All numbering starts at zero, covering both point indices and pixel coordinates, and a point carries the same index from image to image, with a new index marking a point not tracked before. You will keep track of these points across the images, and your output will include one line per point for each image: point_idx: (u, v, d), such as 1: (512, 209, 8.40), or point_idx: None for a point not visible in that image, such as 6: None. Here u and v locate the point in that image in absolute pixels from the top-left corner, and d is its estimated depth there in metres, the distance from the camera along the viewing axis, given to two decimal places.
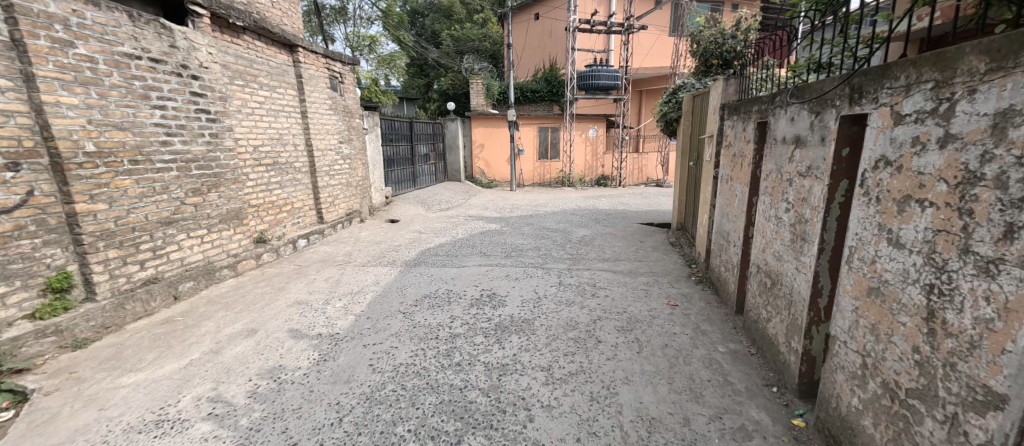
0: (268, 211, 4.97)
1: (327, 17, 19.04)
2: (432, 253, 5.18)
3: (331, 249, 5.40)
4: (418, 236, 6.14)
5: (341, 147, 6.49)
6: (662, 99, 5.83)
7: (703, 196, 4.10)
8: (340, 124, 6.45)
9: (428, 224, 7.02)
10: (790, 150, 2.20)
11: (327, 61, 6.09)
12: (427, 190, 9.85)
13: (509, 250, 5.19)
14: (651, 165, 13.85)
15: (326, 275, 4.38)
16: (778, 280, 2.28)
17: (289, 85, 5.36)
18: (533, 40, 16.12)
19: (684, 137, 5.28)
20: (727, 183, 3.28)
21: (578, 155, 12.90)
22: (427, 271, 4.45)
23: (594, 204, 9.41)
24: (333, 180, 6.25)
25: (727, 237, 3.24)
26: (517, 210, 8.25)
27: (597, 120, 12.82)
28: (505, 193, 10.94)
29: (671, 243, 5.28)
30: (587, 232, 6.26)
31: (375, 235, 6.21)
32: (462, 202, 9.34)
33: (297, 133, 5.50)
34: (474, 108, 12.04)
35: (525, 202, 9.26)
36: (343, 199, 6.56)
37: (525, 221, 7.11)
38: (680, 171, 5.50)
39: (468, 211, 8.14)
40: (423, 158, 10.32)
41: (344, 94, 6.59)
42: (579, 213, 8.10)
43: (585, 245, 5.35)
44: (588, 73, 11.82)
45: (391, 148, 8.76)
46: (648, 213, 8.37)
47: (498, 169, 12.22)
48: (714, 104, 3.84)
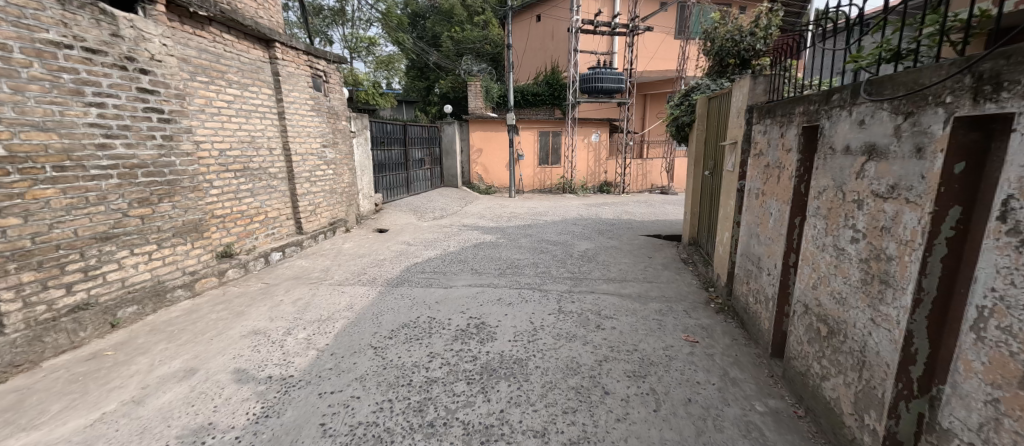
0: (236, 222, 4.47)
1: (325, 19, 18.68)
2: (418, 269, 4.67)
3: (309, 263, 4.91)
4: (406, 249, 5.64)
5: (324, 151, 6.00)
6: (673, 102, 5.32)
7: (723, 211, 3.59)
8: (323, 126, 5.96)
9: (419, 234, 6.52)
10: (858, 163, 1.69)
11: (309, 58, 5.62)
12: (421, 196, 9.36)
13: (503, 267, 4.67)
14: (655, 171, 13.36)
15: (295, 295, 3.87)
16: (840, 330, 1.77)
17: (263, 83, 4.88)
18: (534, 42, 15.68)
19: (698, 143, 4.77)
20: (758, 198, 2.77)
21: (580, 161, 12.41)
22: (410, 292, 3.93)
23: (598, 212, 8.91)
24: (315, 187, 5.76)
25: (757, 264, 2.73)
26: (515, 219, 7.75)
27: (601, 124, 12.33)
28: (503, 200, 10.45)
29: (683, 260, 4.76)
30: (590, 245, 5.74)
31: (358, 246, 5.71)
32: (459, 209, 8.84)
33: (272, 137, 5.02)
34: (473, 111, 11.56)
35: (525, 210, 8.77)
36: (326, 207, 6.06)
37: (523, 232, 6.60)
38: (693, 181, 5.00)
39: (463, 220, 7.65)
40: (418, 163, 9.83)
41: (329, 95, 6.11)
42: (582, 223, 7.59)
43: (588, 262, 4.83)
44: (590, 75, 11.42)
45: (382, 151, 8.27)
46: (655, 223, 7.85)
47: (497, 175, 11.72)
48: (737, 106, 3.34)
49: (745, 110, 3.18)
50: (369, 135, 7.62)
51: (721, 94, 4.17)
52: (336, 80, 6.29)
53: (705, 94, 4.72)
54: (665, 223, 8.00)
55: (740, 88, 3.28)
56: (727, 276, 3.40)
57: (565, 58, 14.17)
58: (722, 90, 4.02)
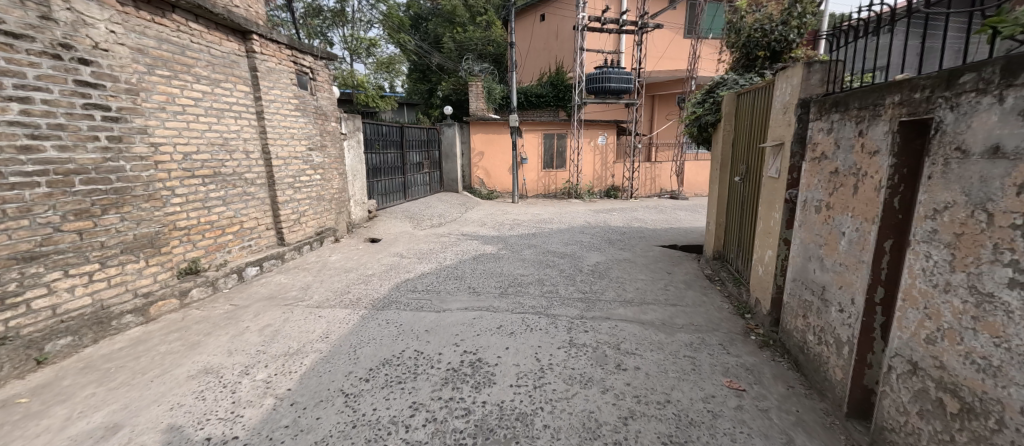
0: (203, 234, 3.97)
1: (325, 21, 18.19)
2: (409, 288, 4.14)
3: (288, 279, 4.40)
4: (398, 261, 5.13)
5: (311, 154, 5.49)
6: (695, 99, 4.74)
7: (764, 224, 3.05)
8: (310, 127, 5.46)
9: (414, 244, 6.00)
10: (1022, 171, 1.15)
11: (293, 53, 5.13)
12: (419, 202, 8.85)
13: (506, 286, 4.13)
14: (665, 175, 12.81)
15: (265, 321, 3.35)
16: (992, 413, 1.22)
17: (239, 79, 4.39)
18: (538, 42, 15.21)
19: (725, 145, 4.25)
20: (821, 213, 2.23)
21: (587, 164, 11.87)
22: (397, 317, 3.40)
23: (607, 219, 8.36)
24: (300, 194, 5.26)
25: (821, 295, 2.19)
26: (519, 227, 7.21)
27: (608, 126, 11.79)
28: (506, 206, 9.92)
29: (709, 278, 4.21)
30: (602, 258, 5.19)
31: (346, 259, 5.19)
32: (459, 216, 8.32)
33: (249, 139, 4.52)
34: (474, 112, 11.06)
35: (529, 217, 8.23)
36: (314, 215, 5.56)
37: (527, 242, 6.07)
38: (717, 187, 4.48)
39: (462, 229, 7.13)
40: (416, 166, 9.32)
41: (317, 94, 5.62)
42: (590, 231, 7.04)
43: (602, 279, 4.28)
44: (596, 75, 10.93)
45: (378, 155, 7.77)
46: (670, 232, 7.28)
47: (499, 179, 11.20)
48: (783, 101, 2.80)
49: (796, 104, 2.63)
50: (362, 137, 7.12)
51: (757, 88, 3.64)
52: (325, 78, 5.81)
53: (733, 90, 4.17)
54: (680, 231, 7.44)
55: (788, 80, 2.74)
56: (772, 304, 2.85)
57: (571, 58, 13.67)
58: (759, 84, 3.49)
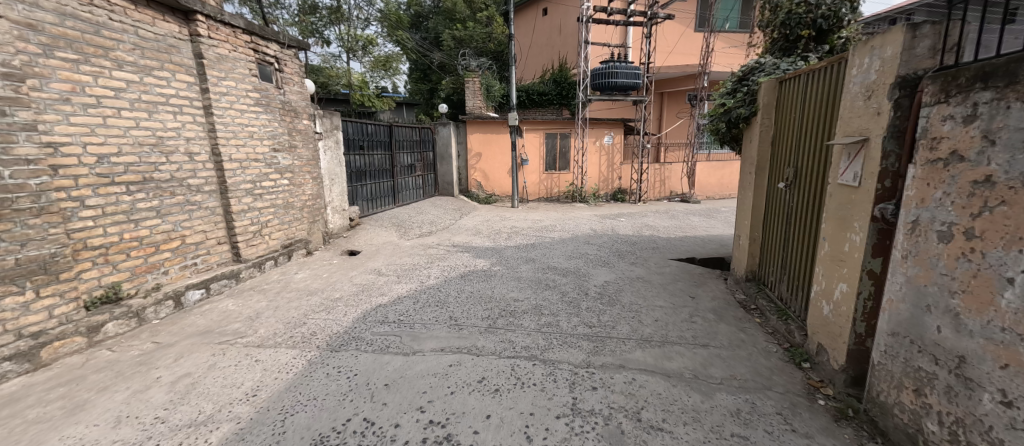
0: (128, 254, 3.27)
1: (321, 19, 17.36)
2: (378, 318, 3.40)
3: (237, 305, 3.69)
4: (373, 280, 4.41)
5: (277, 156, 4.80)
6: (723, 89, 3.98)
7: (831, 249, 2.29)
8: (275, 126, 4.76)
9: (395, 258, 5.28)
10: None
11: (252, 39, 4.42)
12: (409, 208, 8.14)
13: (495, 316, 3.38)
14: (675, 177, 12.04)
15: (184, 368, 2.63)
16: None
17: (179, 67, 3.70)
18: (541, 38, 14.46)
19: (762, 145, 3.49)
20: (952, 244, 1.48)
21: (592, 166, 11.12)
22: (352, 364, 2.67)
23: (615, 227, 7.59)
24: (261, 201, 4.56)
25: (961, 370, 1.43)
26: (516, 237, 6.46)
27: (615, 125, 11.03)
28: (505, 211, 9.20)
29: (742, 307, 3.46)
30: (612, 278, 4.42)
31: (313, 277, 4.48)
32: (452, 223, 7.59)
33: (194, 138, 3.83)
34: (471, 111, 10.34)
35: (528, 225, 7.49)
36: (280, 226, 4.86)
37: (524, 256, 5.31)
38: (750, 196, 3.71)
39: (453, 238, 6.40)
40: (406, 169, 8.59)
41: (284, 88, 4.91)
42: (597, 241, 6.26)
43: (612, 307, 3.52)
44: (603, 69, 10.18)
45: (362, 157, 7.04)
46: (686, 243, 6.50)
47: (498, 182, 10.45)
48: (865, 82, 2.05)
49: (890, 85, 1.88)
50: (343, 137, 6.41)
51: (808, 72, 2.90)
52: (294, 70, 5.10)
53: (773, 75, 3.41)
54: (697, 241, 6.66)
55: (872, 52, 2.00)
56: (849, 359, 2.10)
57: (575, 53, 12.93)
58: (815, 66, 2.74)
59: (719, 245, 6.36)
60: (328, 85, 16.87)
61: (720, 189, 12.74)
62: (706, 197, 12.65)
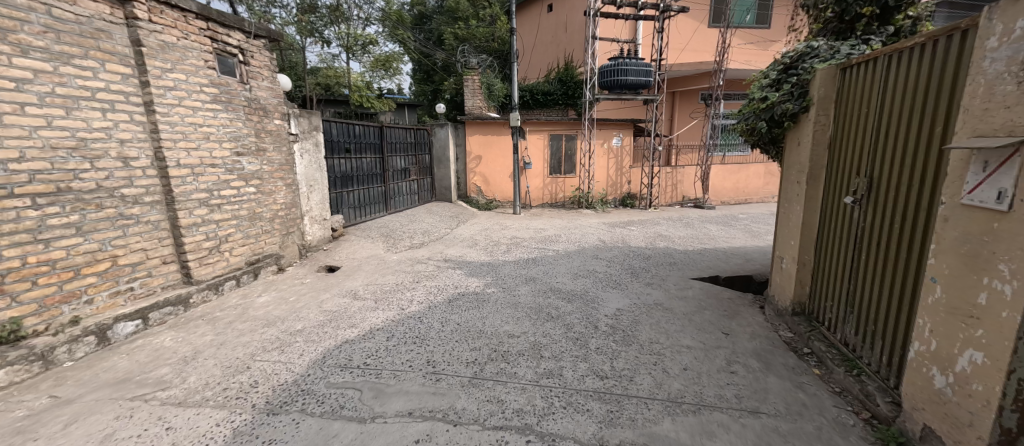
0: (33, 280, 2.67)
1: (321, 18, 16.28)
2: (338, 362, 2.75)
3: (176, 340, 3.07)
4: (345, 305, 3.78)
5: (240, 161, 4.19)
6: (761, 80, 3.31)
7: (949, 296, 1.62)
8: (238, 126, 4.15)
9: (377, 276, 4.66)
10: None
11: (208, 26, 3.82)
12: (402, 216, 7.52)
13: (483, 361, 2.72)
14: (687, 181, 11.33)
15: (70, 440, 2.01)
16: None
17: (110, 55, 3.10)
18: (545, 35, 13.85)
19: (815, 148, 2.81)
20: None
21: (599, 169, 10.44)
22: (288, 436, 2.02)
23: (626, 237, 6.91)
24: (220, 213, 3.95)
25: None
26: (516, 250, 5.80)
27: (624, 126, 10.35)
28: (505, 218, 8.56)
29: (791, 350, 2.78)
30: (625, 304, 3.74)
31: (277, 300, 3.87)
32: (447, 233, 6.96)
33: (130, 140, 3.24)
34: (471, 111, 9.71)
35: (530, 234, 6.84)
36: (244, 241, 4.25)
37: (523, 275, 4.63)
38: (797, 210, 3.02)
39: (446, 251, 5.77)
40: (399, 173, 7.97)
41: (250, 83, 4.31)
42: (606, 255, 5.58)
43: (629, 349, 2.84)
44: (610, 67, 9.49)
45: (348, 160, 6.43)
46: (706, 257, 5.79)
47: (499, 186, 9.79)
48: (1019, 58, 1.37)
49: None
50: (324, 139, 5.79)
51: (887, 54, 2.22)
52: (264, 63, 4.50)
53: (830, 61, 2.73)
54: (717, 254, 5.96)
55: None
56: None
57: (582, 51, 12.29)
58: (901, 44, 2.06)
59: (743, 260, 5.66)
60: (328, 86, 16.29)
61: (734, 194, 12.05)
62: (720, 202, 11.93)
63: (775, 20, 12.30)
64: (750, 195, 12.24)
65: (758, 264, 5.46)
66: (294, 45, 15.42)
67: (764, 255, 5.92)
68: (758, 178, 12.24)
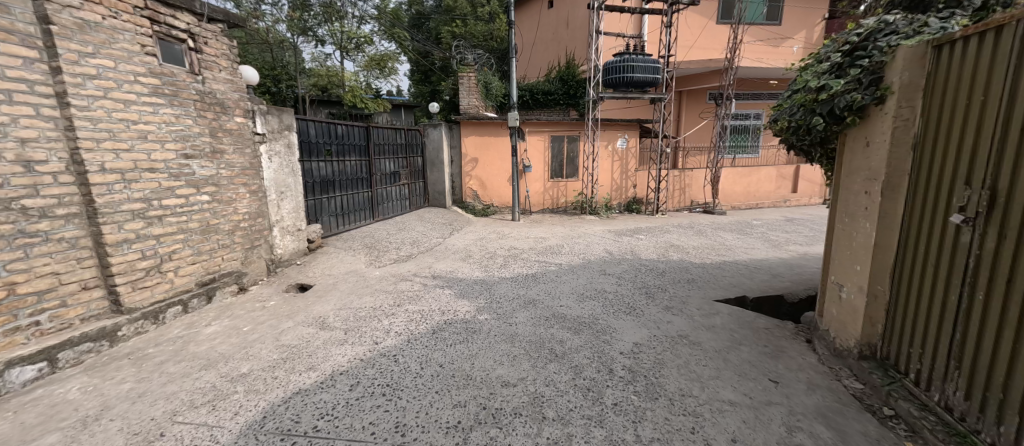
0: None
1: (315, 17, 15.75)
2: (280, 426, 2.12)
3: (84, 390, 2.44)
4: (307, 338, 3.14)
5: (191, 165, 3.58)
6: (813, 66, 2.71)
7: None
8: (187, 124, 3.54)
9: (353, 297, 4.02)
10: None
11: (146, 4, 3.21)
12: (390, 224, 6.91)
13: (468, 426, 2.09)
14: (696, 184, 10.73)
15: None
16: None
17: (8, 34, 2.50)
18: (546, 33, 13.29)
19: (893, 148, 2.19)
20: None
21: (603, 172, 9.82)
22: None
23: (635, 248, 6.27)
24: (161, 226, 3.33)
25: None
26: (513, 264, 5.16)
27: (629, 126, 9.75)
28: (503, 225, 7.94)
29: (867, 410, 2.16)
30: (644, 339, 3.10)
31: (226, 331, 3.24)
32: (438, 243, 6.33)
33: (35, 139, 2.63)
34: (466, 110, 9.09)
35: (529, 245, 6.21)
36: (195, 259, 3.62)
37: (521, 297, 3.99)
38: (863, 227, 2.41)
39: (435, 265, 5.14)
40: (387, 177, 7.35)
41: (203, 73, 3.69)
42: (615, 271, 4.95)
43: (656, 408, 2.22)
44: (616, 63, 8.89)
45: (328, 164, 5.78)
46: (727, 272, 5.14)
47: (497, 191, 9.15)
48: None
49: None
50: (298, 140, 5.10)
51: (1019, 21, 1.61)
52: (221, 51, 3.89)
53: (915, 37, 2.13)
54: (739, 268, 5.32)
55: None
56: None
57: (584, 49, 11.72)
58: None
59: (769, 276, 5.03)
60: (322, 87, 15.49)
61: (744, 198, 11.49)
62: (730, 207, 11.34)
63: (786, 16, 11.78)
64: (761, 199, 11.67)
65: (787, 281, 4.82)
66: (285, 44, 14.77)
67: (791, 270, 5.29)
68: (769, 181, 11.73)
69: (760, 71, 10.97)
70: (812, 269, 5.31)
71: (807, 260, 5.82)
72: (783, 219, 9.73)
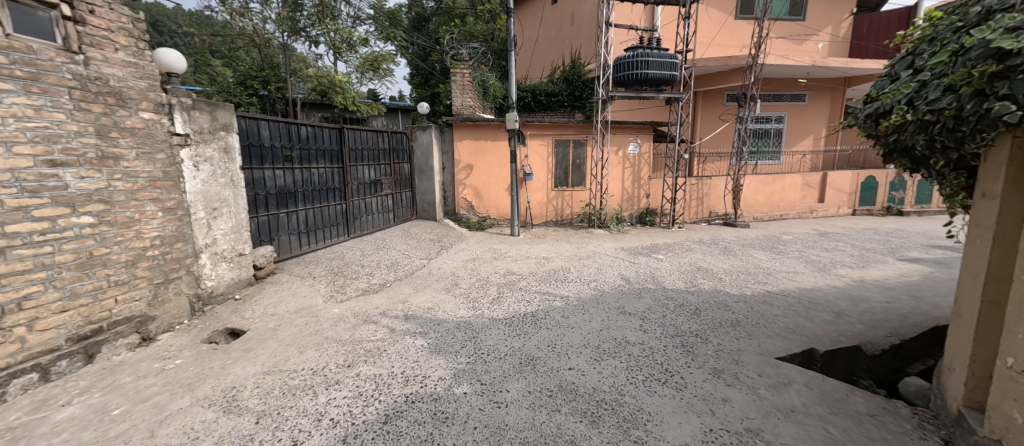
0: None
1: (308, 17, 14.30)
2: None
3: None
4: (194, 433, 2.12)
5: (59, 176, 2.59)
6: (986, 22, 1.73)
7: None
8: (54, 120, 2.56)
9: (290, 351, 2.99)
10: None
11: None
12: (367, 241, 5.91)
13: None
14: (715, 194, 9.70)
15: None
16: None
17: None
18: (550, 30, 12.35)
19: None
20: None
21: (613, 181, 8.81)
22: None
23: (656, 273, 5.20)
24: (2, 264, 2.33)
25: None
26: (508, 299, 4.11)
27: (643, 129, 8.76)
28: (500, 241, 6.95)
29: None
30: (696, 438, 2.06)
31: (85, 418, 2.22)
32: (421, 266, 5.32)
33: None
34: (460, 111, 8.09)
35: (529, 270, 5.17)
36: (65, 306, 2.62)
37: (515, 354, 2.95)
38: None
39: (410, 299, 4.11)
40: (366, 186, 6.34)
41: (87, 52, 2.73)
42: (638, 308, 3.90)
43: None
44: (627, 58, 7.92)
45: (286, 172, 4.78)
46: (777, 308, 4.08)
47: (494, 201, 8.13)
48: None
49: None
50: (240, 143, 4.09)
51: None
52: (117, 23, 2.92)
53: None
54: (790, 303, 4.26)
55: None
56: None
57: (591, 46, 10.75)
58: None
59: (832, 314, 3.97)
60: (321, 90, 14.43)
61: (767, 209, 10.47)
62: (752, 218, 10.31)
63: (810, 11, 10.82)
64: (786, 210, 10.63)
65: (858, 324, 3.76)
66: (273, 43, 13.73)
67: (856, 305, 4.23)
68: (794, 190, 10.72)
69: (785, 69, 9.98)
70: (882, 304, 4.26)
71: (868, 290, 4.76)
72: (815, 233, 8.69)
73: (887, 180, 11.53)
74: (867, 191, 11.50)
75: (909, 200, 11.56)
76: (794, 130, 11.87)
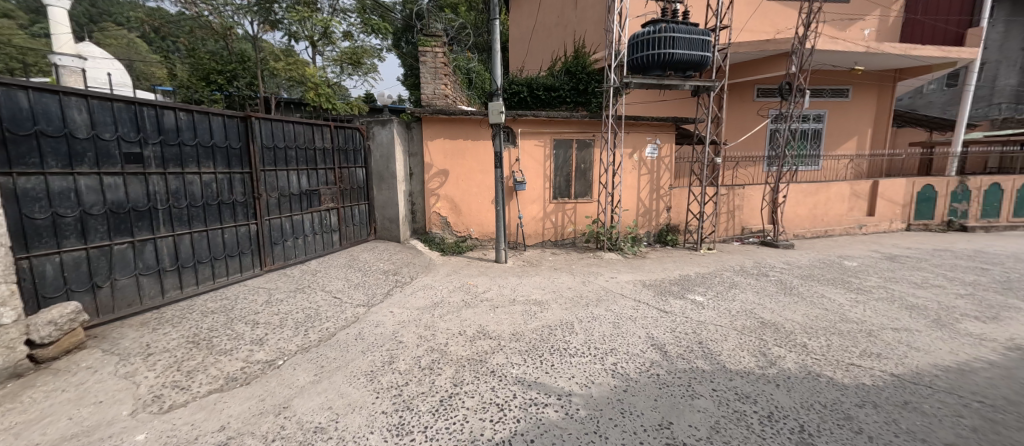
0: None
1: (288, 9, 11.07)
2: None
3: None
4: None
5: None
6: None
7: None
8: None
9: None
10: None
11: None
12: (287, 278, 4.18)
13: None
14: (749, 206, 7.96)
15: None
16: None
17: None
18: (549, 16, 10.72)
19: None
20: None
21: (627, 190, 7.08)
22: None
23: (702, 335, 3.41)
24: None
25: None
26: (463, 407, 2.33)
27: (663, 127, 7.07)
28: (481, 272, 5.22)
29: None
30: None
31: None
32: (350, 321, 3.55)
33: None
34: (431, 101, 6.38)
35: (510, 332, 3.38)
36: None
37: None
38: None
39: (293, 402, 2.35)
40: (293, 199, 4.61)
41: None
42: (697, 435, 2.10)
43: None
44: (645, 35, 6.21)
45: (129, 180, 3.05)
46: (943, 426, 2.27)
47: (476, 217, 6.42)
48: None
49: None
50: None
51: None
52: None
53: None
54: (955, 409, 2.44)
55: None
56: None
57: (597, 32, 9.10)
58: None
59: None
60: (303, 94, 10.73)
61: (809, 224, 8.74)
62: (792, 235, 8.58)
63: None
64: (831, 226, 8.88)
65: None
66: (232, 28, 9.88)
67: None
68: (841, 201, 8.95)
69: (833, 56, 8.31)
70: None
71: None
72: (881, 257, 6.87)
73: (948, 190, 9.71)
74: (924, 203, 9.70)
75: (974, 213, 9.74)
76: (836, 131, 10.13)
